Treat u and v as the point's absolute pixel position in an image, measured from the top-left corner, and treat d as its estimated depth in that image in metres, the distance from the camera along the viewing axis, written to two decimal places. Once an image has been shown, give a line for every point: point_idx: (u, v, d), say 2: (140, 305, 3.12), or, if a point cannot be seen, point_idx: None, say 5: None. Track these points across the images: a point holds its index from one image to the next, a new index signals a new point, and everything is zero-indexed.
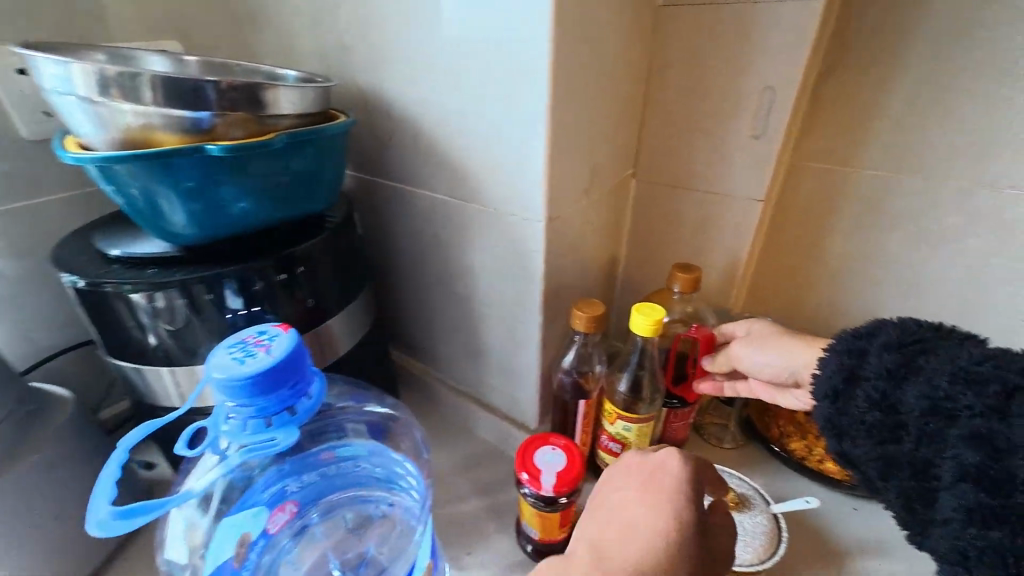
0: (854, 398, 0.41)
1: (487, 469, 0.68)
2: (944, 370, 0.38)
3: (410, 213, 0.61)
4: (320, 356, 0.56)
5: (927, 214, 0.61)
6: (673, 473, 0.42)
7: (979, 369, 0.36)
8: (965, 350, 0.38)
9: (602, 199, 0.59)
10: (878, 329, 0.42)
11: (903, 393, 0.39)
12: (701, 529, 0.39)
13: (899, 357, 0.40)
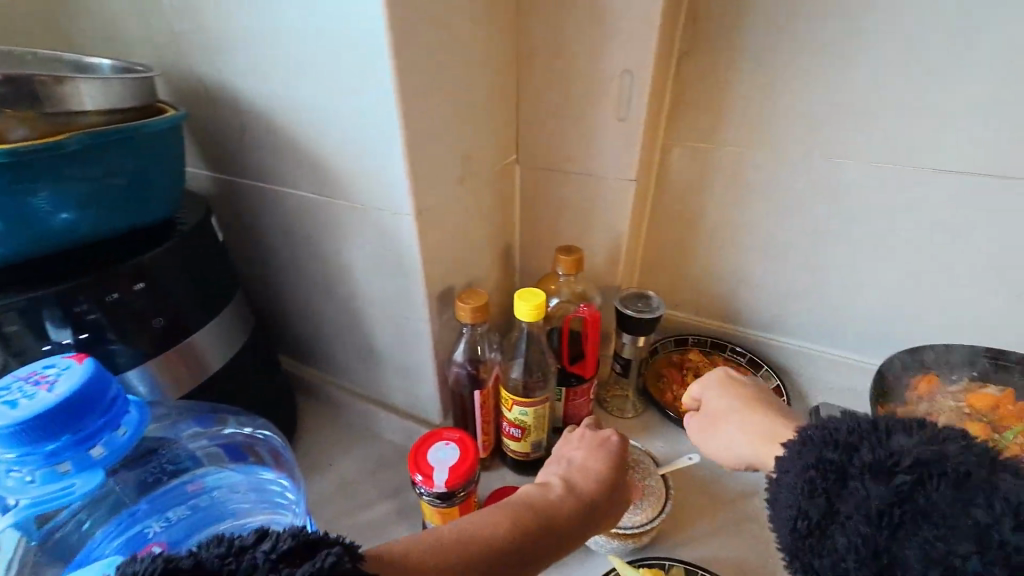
0: (832, 540, 0.31)
1: (394, 470, 0.66)
2: (958, 529, 0.28)
3: (280, 213, 0.57)
4: (184, 380, 0.50)
5: (776, 185, 0.67)
6: (608, 440, 0.49)
7: (1004, 538, 0.27)
8: (980, 497, 0.28)
9: (481, 186, 0.59)
10: (862, 444, 0.32)
11: (906, 553, 0.29)
12: (621, 480, 0.47)
13: (897, 495, 0.30)
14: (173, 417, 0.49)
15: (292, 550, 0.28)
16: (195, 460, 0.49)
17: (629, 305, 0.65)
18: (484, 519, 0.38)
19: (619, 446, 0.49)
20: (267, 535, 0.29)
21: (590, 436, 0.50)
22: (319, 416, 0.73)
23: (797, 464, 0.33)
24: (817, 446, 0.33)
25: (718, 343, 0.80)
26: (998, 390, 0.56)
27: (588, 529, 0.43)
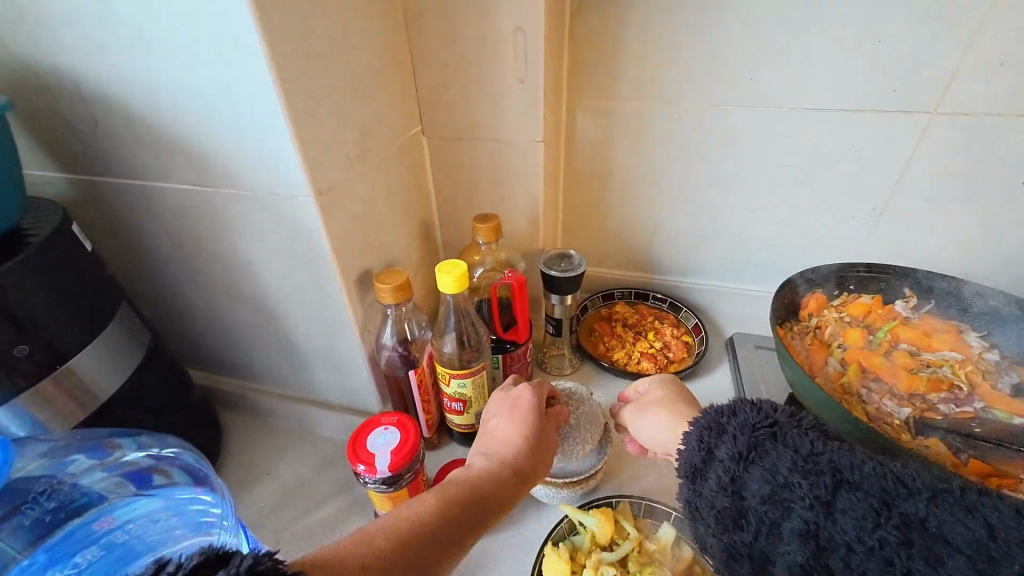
0: (708, 478, 0.40)
1: (340, 467, 0.64)
2: (786, 457, 0.37)
3: (158, 211, 0.51)
4: (69, 405, 0.45)
5: (675, 136, 0.71)
6: (524, 397, 0.51)
7: (822, 462, 0.36)
8: (810, 441, 0.38)
9: (388, 162, 0.57)
10: (739, 411, 0.41)
11: (750, 476, 0.38)
12: (546, 433, 0.49)
13: (754, 440, 0.39)
14: (43, 453, 0.40)
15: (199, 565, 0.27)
16: (97, 496, 0.41)
17: (553, 266, 0.67)
18: (415, 507, 0.39)
19: (539, 400, 0.51)
20: (166, 564, 0.27)
21: (511, 403, 0.51)
22: (251, 427, 0.68)
23: (693, 428, 0.43)
24: (709, 413, 0.43)
25: (641, 292, 0.85)
26: (870, 297, 0.65)
27: (522, 489, 0.45)
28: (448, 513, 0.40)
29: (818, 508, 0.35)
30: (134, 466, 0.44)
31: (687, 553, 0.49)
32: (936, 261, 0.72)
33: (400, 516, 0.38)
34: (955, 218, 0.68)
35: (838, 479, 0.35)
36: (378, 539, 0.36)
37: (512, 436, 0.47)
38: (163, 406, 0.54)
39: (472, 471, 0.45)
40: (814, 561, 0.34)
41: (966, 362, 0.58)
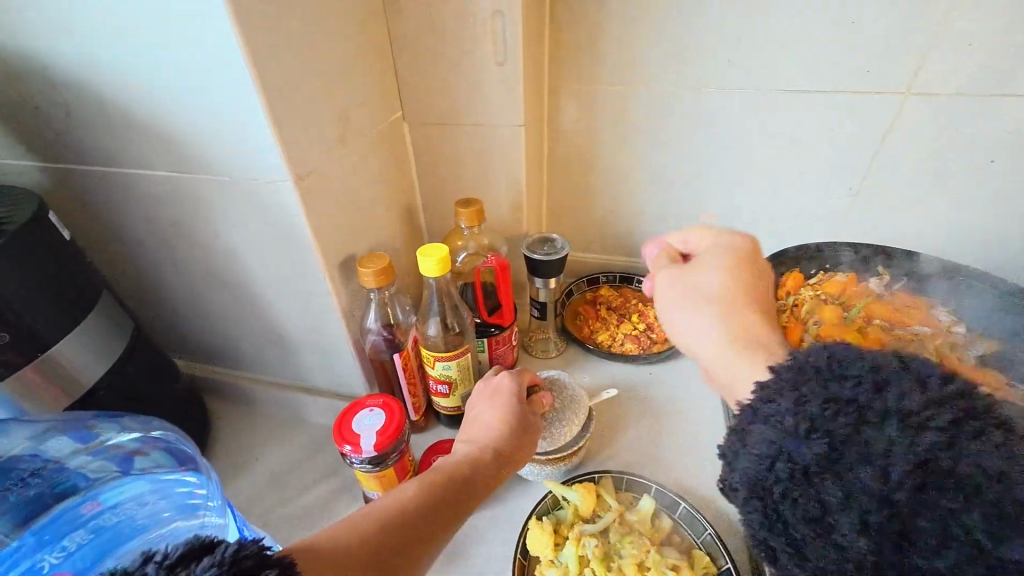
0: (783, 493, 0.30)
1: (330, 451, 0.65)
2: (870, 465, 0.28)
3: (135, 198, 0.51)
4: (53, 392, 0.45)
5: (656, 120, 0.72)
6: (503, 385, 0.53)
7: (934, 480, 0.27)
8: (887, 450, 0.28)
9: (368, 147, 0.57)
10: (839, 393, 0.30)
11: (913, 519, 0.27)
12: (528, 418, 0.51)
13: (865, 448, 0.28)
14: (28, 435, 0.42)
15: (184, 553, 0.27)
16: (82, 479, 0.42)
17: (536, 249, 0.67)
18: (405, 494, 0.40)
19: (518, 387, 0.53)
20: (153, 555, 0.27)
21: (495, 391, 0.53)
22: (240, 415, 0.69)
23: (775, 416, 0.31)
24: (789, 381, 0.32)
25: (626, 276, 0.86)
26: (845, 276, 0.67)
27: (503, 470, 0.47)
28: (436, 498, 0.41)
29: (886, 529, 0.28)
30: (120, 451, 0.45)
31: (665, 523, 0.51)
32: (911, 240, 0.74)
33: (388, 503, 0.39)
34: (930, 197, 0.69)
35: (927, 510, 0.27)
36: (366, 524, 0.36)
37: (496, 423, 0.49)
38: (147, 395, 0.54)
39: (460, 458, 0.46)
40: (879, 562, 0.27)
41: (935, 336, 0.60)
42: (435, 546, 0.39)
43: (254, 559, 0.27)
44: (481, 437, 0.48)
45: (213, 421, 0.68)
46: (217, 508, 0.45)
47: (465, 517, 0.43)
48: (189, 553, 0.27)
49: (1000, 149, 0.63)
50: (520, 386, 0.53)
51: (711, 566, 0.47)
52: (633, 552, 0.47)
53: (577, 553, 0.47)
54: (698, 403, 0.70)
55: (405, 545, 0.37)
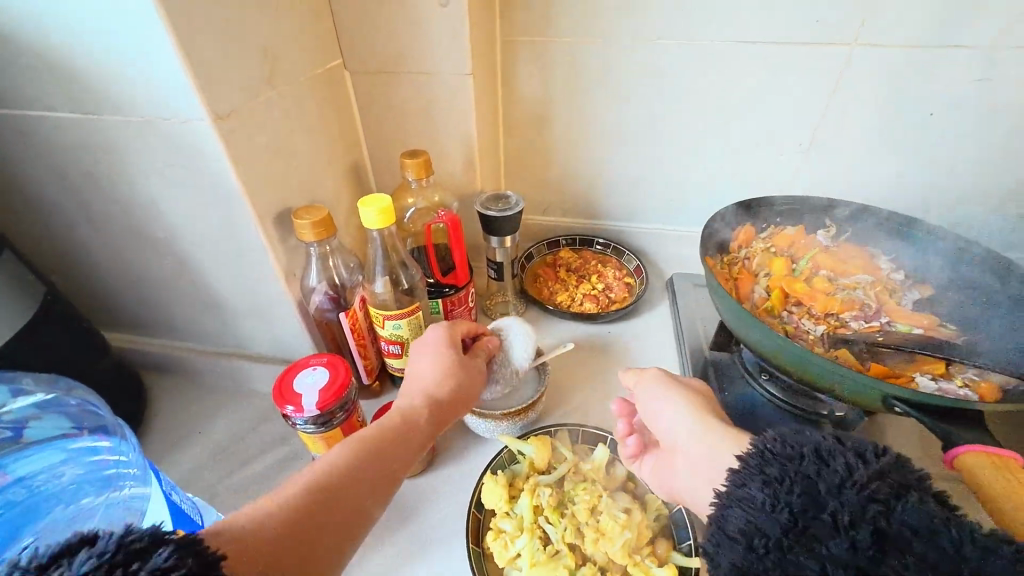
0: (793, 550, 0.30)
1: (277, 420, 0.62)
2: (929, 557, 0.28)
3: (33, 145, 0.45)
4: None
5: (612, 74, 0.70)
6: (438, 338, 0.49)
7: (967, 562, 0.28)
8: (943, 524, 0.29)
9: (303, 94, 0.53)
10: (831, 461, 0.33)
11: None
12: (468, 368, 0.49)
13: (850, 478, 0.32)
14: None
15: (57, 550, 0.24)
16: None
17: (491, 207, 0.65)
18: (335, 462, 0.38)
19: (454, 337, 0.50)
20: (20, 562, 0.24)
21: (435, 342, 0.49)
22: (180, 389, 0.65)
23: (752, 476, 0.34)
24: (764, 455, 0.35)
25: (585, 238, 0.85)
26: (794, 228, 0.67)
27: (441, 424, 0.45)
28: (368, 464, 0.39)
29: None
30: (13, 416, 0.41)
31: (620, 471, 0.51)
32: (858, 194, 0.75)
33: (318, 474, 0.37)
34: (876, 150, 0.71)
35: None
36: (293, 501, 0.34)
37: (436, 376, 0.47)
38: (64, 365, 0.50)
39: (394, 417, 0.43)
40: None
41: (876, 283, 0.63)
42: (377, 506, 0.38)
43: (145, 541, 0.25)
44: (421, 390, 0.46)
45: (151, 396, 0.64)
46: (139, 475, 0.42)
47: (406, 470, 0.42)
48: (66, 549, 0.24)
49: (938, 103, 0.65)
50: (454, 337, 0.50)
51: (662, 508, 0.47)
52: (586, 498, 0.47)
53: (532, 503, 0.47)
54: (655, 358, 0.70)
55: (342, 513, 0.36)
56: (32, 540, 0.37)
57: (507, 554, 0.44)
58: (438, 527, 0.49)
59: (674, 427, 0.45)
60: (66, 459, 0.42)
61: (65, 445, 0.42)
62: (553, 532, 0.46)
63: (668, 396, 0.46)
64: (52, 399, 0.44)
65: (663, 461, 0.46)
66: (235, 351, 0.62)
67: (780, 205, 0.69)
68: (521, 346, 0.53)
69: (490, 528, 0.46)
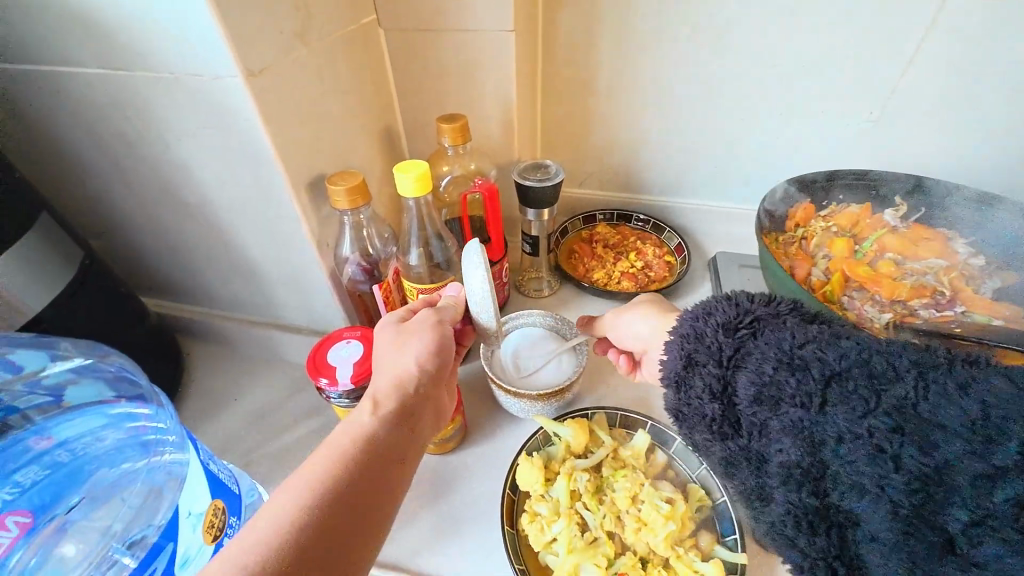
0: (693, 386, 0.37)
1: (309, 391, 0.61)
2: (770, 356, 0.33)
3: (66, 104, 0.44)
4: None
5: (664, 32, 0.64)
6: (424, 316, 0.43)
7: (793, 352, 0.33)
8: (788, 332, 0.34)
9: (336, 52, 0.50)
10: (715, 312, 0.37)
11: (738, 383, 0.35)
12: (439, 342, 0.42)
13: (730, 320, 0.36)
14: None
15: None
16: (13, 410, 0.39)
17: (529, 176, 0.62)
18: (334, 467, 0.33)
19: (439, 315, 0.44)
20: None
21: (396, 332, 0.43)
22: (216, 356, 0.65)
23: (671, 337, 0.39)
24: (677, 319, 0.40)
25: (624, 213, 0.80)
26: (859, 207, 0.62)
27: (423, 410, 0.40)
28: (363, 477, 0.33)
29: (727, 392, 0.35)
30: (52, 381, 0.42)
31: (660, 458, 0.48)
32: (932, 169, 0.68)
33: (314, 482, 0.32)
34: (959, 120, 0.63)
35: (823, 368, 0.31)
36: (300, 513, 0.30)
37: (407, 363, 0.40)
38: (104, 329, 0.50)
39: (382, 408, 0.37)
40: (812, 459, 0.30)
41: (951, 269, 0.57)
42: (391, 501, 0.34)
43: None
44: (395, 384, 0.39)
45: (188, 361, 0.65)
46: (177, 442, 0.41)
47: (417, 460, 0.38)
48: None
49: None
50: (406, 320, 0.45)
51: (705, 500, 0.45)
52: (626, 486, 0.45)
53: (568, 487, 0.45)
54: None
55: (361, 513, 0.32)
56: (78, 501, 0.38)
57: (543, 538, 0.43)
58: (470, 505, 0.49)
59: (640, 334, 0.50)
60: (106, 424, 0.42)
61: (105, 409, 0.43)
62: (591, 518, 0.44)
63: (618, 317, 0.53)
64: (90, 364, 0.45)
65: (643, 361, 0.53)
66: (267, 320, 0.62)
67: (842, 180, 0.64)
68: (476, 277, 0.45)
69: (525, 510, 0.45)
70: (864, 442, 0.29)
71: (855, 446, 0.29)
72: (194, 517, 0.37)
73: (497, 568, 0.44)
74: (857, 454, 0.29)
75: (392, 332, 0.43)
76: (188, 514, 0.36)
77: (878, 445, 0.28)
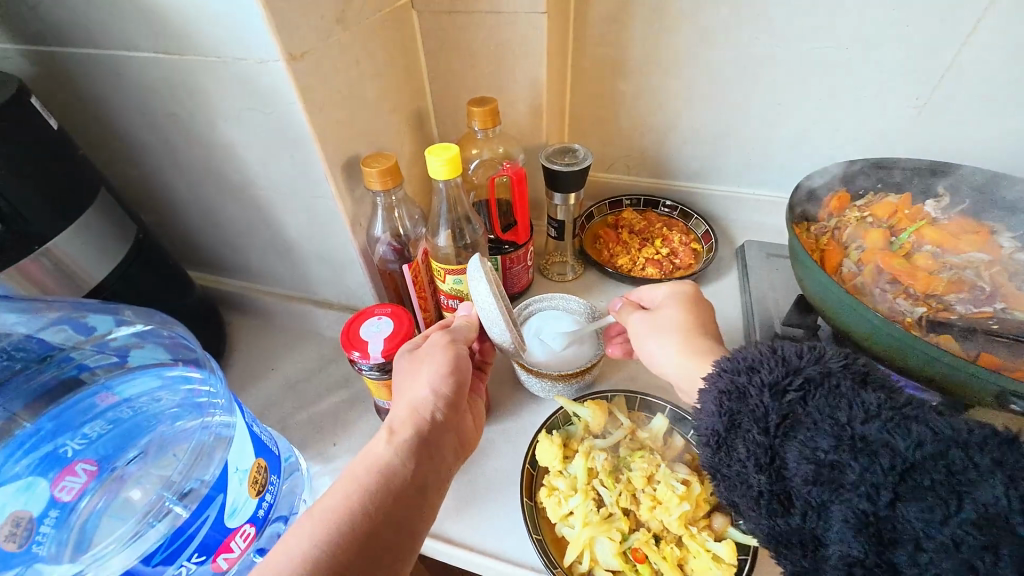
0: (733, 449, 0.35)
1: (341, 364, 0.64)
2: (826, 431, 0.32)
3: (122, 86, 0.47)
4: (70, 280, 0.46)
5: (701, 11, 0.62)
6: (437, 339, 0.46)
7: (855, 432, 0.31)
8: (846, 402, 0.33)
9: (371, 33, 0.50)
10: (761, 367, 0.36)
11: (786, 454, 0.33)
12: (458, 366, 0.44)
13: (776, 381, 0.35)
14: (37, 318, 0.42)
15: None
16: (83, 368, 0.43)
17: (556, 160, 0.62)
18: (347, 505, 0.36)
19: (452, 336, 0.47)
20: None
21: (413, 359, 0.44)
22: (254, 327, 0.69)
23: (710, 388, 0.38)
24: (715, 372, 0.38)
25: (651, 199, 0.80)
26: (898, 197, 0.60)
27: (446, 437, 0.42)
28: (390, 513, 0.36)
29: (773, 464, 0.33)
30: (119, 342, 0.46)
31: (678, 441, 0.49)
32: (981, 158, 0.65)
33: (322, 524, 0.34)
34: (1014, 106, 0.60)
35: (894, 456, 0.30)
36: (315, 546, 0.33)
37: (422, 390, 0.42)
38: (157, 298, 0.54)
39: (399, 436, 0.40)
40: (878, 558, 0.29)
41: (992, 264, 0.54)
42: (414, 532, 0.37)
43: None
44: (416, 413, 0.41)
45: (229, 331, 0.68)
46: (225, 406, 0.44)
47: (438, 495, 0.40)
48: None
49: None
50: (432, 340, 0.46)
51: None
52: (643, 466, 0.46)
53: (586, 465, 0.47)
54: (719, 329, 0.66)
55: (377, 559, 0.34)
56: (136, 455, 0.42)
57: (560, 511, 0.45)
58: (491, 476, 0.51)
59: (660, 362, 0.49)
60: (163, 386, 0.46)
61: (163, 371, 0.47)
62: (607, 495, 0.46)
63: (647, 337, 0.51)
64: (154, 330, 0.48)
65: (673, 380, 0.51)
66: (303, 295, 0.65)
67: (879, 168, 0.62)
68: (479, 290, 0.46)
69: (544, 485, 0.47)
70: (949, 552, 0.27)
71: (937, 554, 0.28)
72: (241, 472, 0.40)
73: (516, 536, 0.46)
74: (940, 563, 0.27)
75: (412, 355, 0.45)
76: (236, 470, 0.40)
77: (964, 557, 0.27)
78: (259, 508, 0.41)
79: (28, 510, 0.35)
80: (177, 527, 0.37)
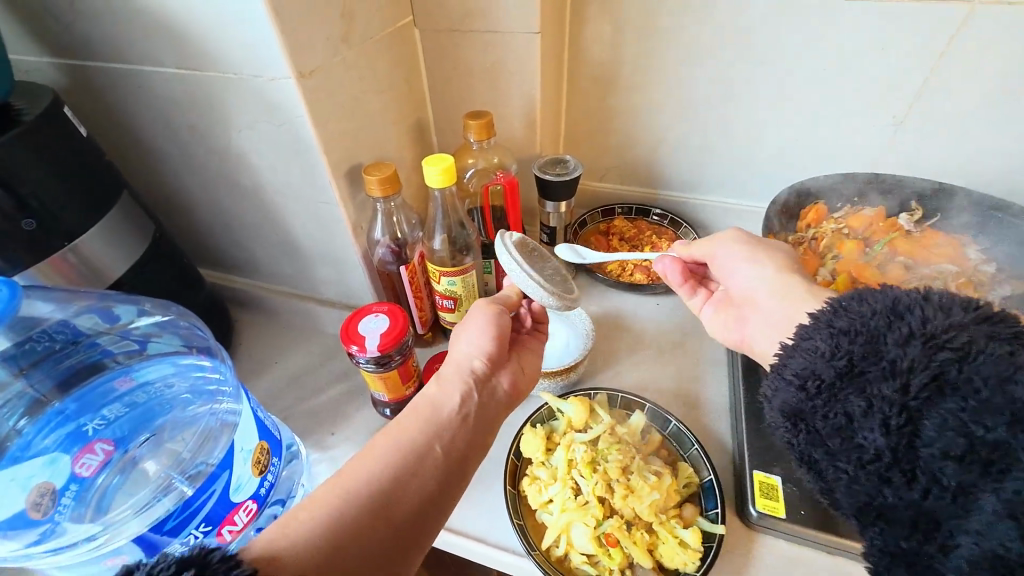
0: (848, 400, 0.35)
1: (341, 359, 0.68)
2: (994, 405, 0.30)
3: (145, 97, 0.51)
4: (93, 274, 0.50)
5: (687, 32, 0.66)
6: (479, 304, 0.50)
7: None
8: (1023, 374, 0.30)
9: (376, 50, 0.54)
10: (910, 317, 0.34)
11: (923, 420, 0.32)
12: (499, 322, 0.48)
13: (924, 334, 0.33)
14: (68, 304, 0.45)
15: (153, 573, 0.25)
16: (106, 354, 0.47)
17: (548, 170, 0.66)
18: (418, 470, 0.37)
19: (493, 301, 0.51)
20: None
21: (465, 324, 0.49)
22: (261, 323, 0.73)
23: (827, 332, 0.37)
24: (839, 311, 0.38)
25: (642, 208, 0.83)
26: (873, 210, 0.63)
27: (490, 384, 0.46)
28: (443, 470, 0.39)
29: (905, 429, 0.32)
30: (140, 331, 0.49)
31: (655, 437, 0.52)
32: (956, 175, 0.68)
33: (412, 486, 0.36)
34: (983, 127, 0.63)
35: None
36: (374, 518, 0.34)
37: (467, 343, 0.48)
38: (169, 293, 0.58)
39: (448, 382, 0.44)
40: None
41: (960, 275, 0.57)
42: (455, 487, 0.39)
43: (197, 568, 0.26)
44: (460, 363, 0.46)
45: (237, 327, 0.72)
46: (232, 393, 0.48)
47: (475, 449, 0.42)
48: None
49: None
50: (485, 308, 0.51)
51: (693, 476, 0.49)
52: (619, 458, 0.49)
53: (566, 456, 0.50)
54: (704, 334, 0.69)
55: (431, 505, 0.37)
56: (148, 437, 0.46)
57: (540, 498, 0.48)
58: (479, 466, 0.54)
59: (749, 281, 0.50)
60: (177, 373, 0.50)
61: (175, 360, 0.50)
62: (585, 484, 0.49)
63: (742, 256, 0.52)
64: (170, 320, 0.52)
65: (728, 309, 0.54)
66: (307, 293, 0.69)
67: (856, 184, 0.65)
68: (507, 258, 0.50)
69: (526, 474, 0.51)
70: None
71: None
72: (246, 452, 0.43)
73: (499, 521, 0.49)
74: None
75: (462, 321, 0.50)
76: (241, 449, 0.43)
77: None
78: (261, 486, 0.45)
79: (52, 482, 0.39)
80: (186, 500, 0.40)
